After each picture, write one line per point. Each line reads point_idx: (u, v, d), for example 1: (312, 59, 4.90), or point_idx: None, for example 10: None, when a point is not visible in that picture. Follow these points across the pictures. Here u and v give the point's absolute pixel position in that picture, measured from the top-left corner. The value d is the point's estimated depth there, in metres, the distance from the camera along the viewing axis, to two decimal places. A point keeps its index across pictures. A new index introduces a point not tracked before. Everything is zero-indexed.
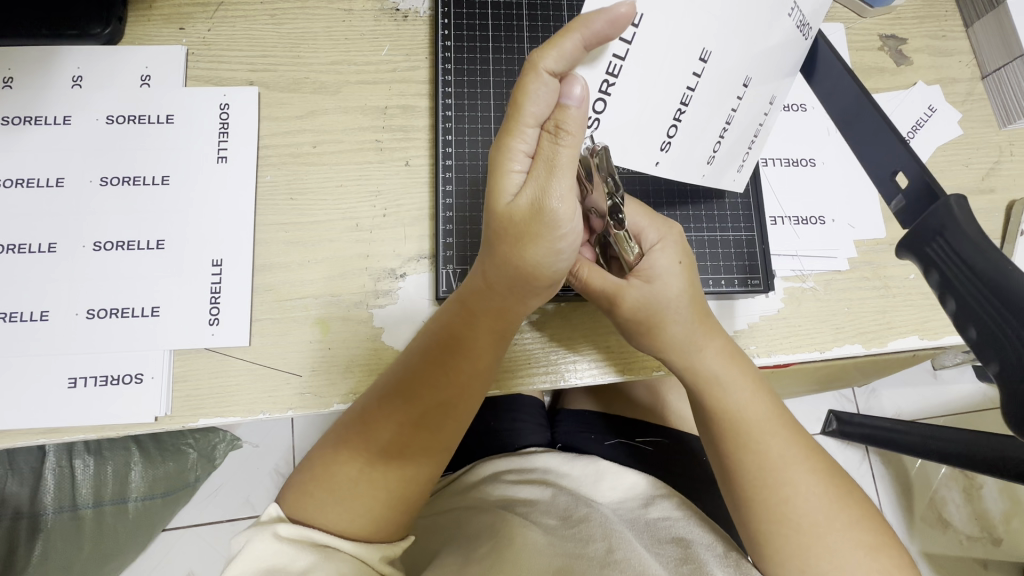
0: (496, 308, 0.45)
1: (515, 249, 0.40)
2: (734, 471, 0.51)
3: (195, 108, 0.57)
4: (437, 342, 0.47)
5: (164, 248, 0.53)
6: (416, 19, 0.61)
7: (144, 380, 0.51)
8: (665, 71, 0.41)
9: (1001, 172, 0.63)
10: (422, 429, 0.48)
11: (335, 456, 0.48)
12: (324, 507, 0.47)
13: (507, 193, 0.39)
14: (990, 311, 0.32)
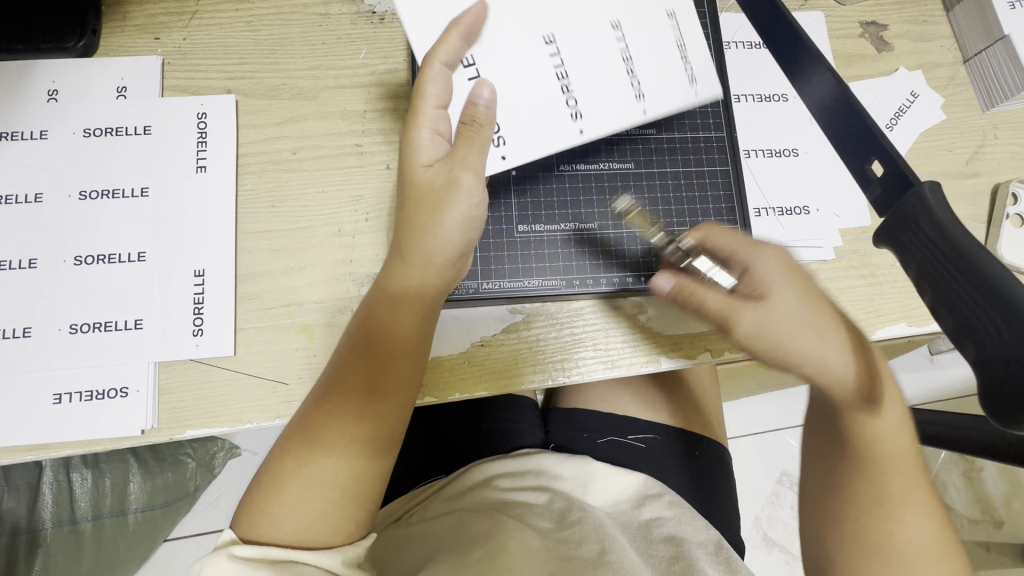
0: (410, 280, 0.48)
1: (430, 214, 0.47)
2: (854, 500, 0.49)
3: (172, 118, 0.56)
4: (362, 333, 0.49)
5: (145, 260, 0.53)
6: (393, 21, 0.61)
7: (129, 394, 0.51)
8: (524, 66, 0.49)
9: (985, 156, 0.63)
10: (370, 408, 0.48)
11: (283, 459, 0.48)
12: (287, 514, 0.46)
13: (422, 162, 0.46)
14: (969, 299, 0.32)
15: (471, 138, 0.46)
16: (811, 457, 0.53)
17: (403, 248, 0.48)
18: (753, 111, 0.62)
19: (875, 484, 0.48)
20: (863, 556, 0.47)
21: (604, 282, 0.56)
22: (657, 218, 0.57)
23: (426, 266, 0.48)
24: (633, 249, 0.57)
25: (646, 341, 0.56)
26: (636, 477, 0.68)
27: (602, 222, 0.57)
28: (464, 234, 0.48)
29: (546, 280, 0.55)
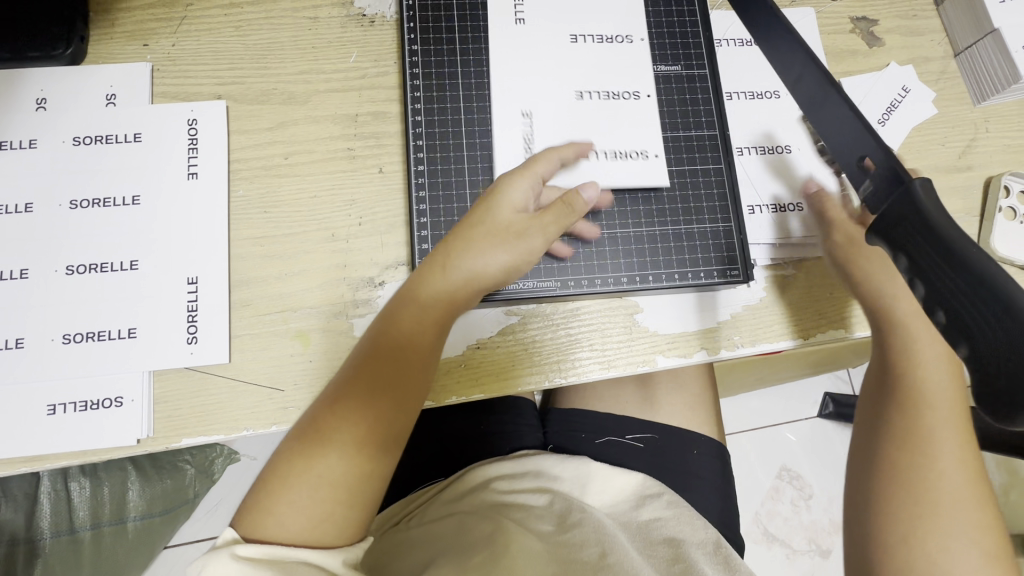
0: (452, 294, 0.50)
1: (491, 240, 0.50)
2: (902, 430, 0.55)
3: (163, 124, 0.56)
4: (390, 339, 0.49)
5: (138, 268, 0.53)
6: (383, 23, 0.61)
7: (124, 403, 0.50)
8: (577, 118, 0.57)
9: (977, 150, 0.63)
10: (396, 417, 0.49)
11: (290, 454, 0.47)
12: (285, 512, 0.46)
13: (504, 208, 0.51)
14: (957, 286, 0.29)
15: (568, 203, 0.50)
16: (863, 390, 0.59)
17: (444, 259, 0.50)
18: (745, 109, 0.62)
19: (923, 444, 0.53)
20: (909, 491, 0.53)
21: (598, 283, 0.56)
22: (651, 218, 0.57)
23: (473, 284, 0.50)
24: (628, 250, 0.56)
25: (641, 341, 0.56)
26: (635, 477, 0.68)
27: (595, 224, 0.56)
28: (505, 265, 0.50)
29: (540, 283, 0.55)
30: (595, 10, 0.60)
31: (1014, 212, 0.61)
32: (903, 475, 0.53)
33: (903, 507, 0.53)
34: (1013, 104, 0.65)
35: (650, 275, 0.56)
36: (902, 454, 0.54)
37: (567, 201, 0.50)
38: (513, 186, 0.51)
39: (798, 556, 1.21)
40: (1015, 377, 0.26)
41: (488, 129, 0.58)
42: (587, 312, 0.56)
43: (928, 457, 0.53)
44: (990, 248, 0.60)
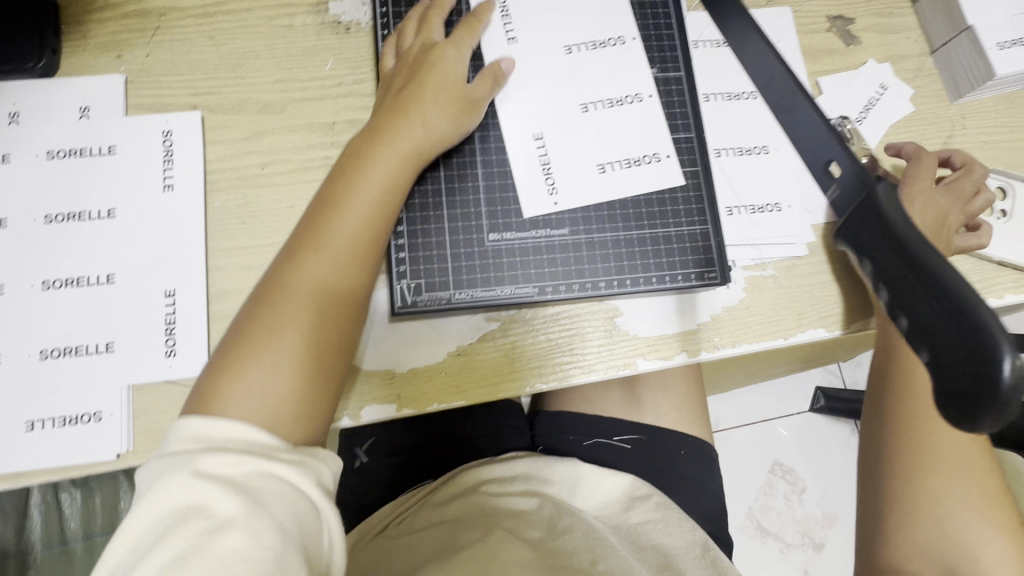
0: (352, 181, 0.48)
1: (386, 122, 0.51)
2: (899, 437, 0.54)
3: (138, 136, 0.55)
4: (316, 218, 0.48)
5: (114, 282, 0.52)
6: (359, 30, 0.60)
7: (103, 418, 0.50)
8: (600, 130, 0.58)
9: (954, 146, 0.64)
10: (337, 215, 0.47)
11: (215, 376, 0.43)
12: (234, 393, 0.42)
13: (438, 64, 0.53)
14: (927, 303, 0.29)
15: (433, 20, 0.56)
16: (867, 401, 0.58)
17: (375, 135, 0.50)
18: (722, 109, 0.62)
19: (919, 449, 0.53)
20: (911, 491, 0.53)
21: (576, 288, 0.55)
22: (628, 222, 0.57)
23: (381, 155, 0.50)
24: (605, 255, 0.56)
25: (622, 345, 0.56)
26: (623, 478, 0.68)
27: (572, 229, 0.56)
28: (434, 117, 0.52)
29: (518, 288, 0.55)
30: (576, 14, 0.60)
31: (991, 209, 0.62)
32: (908, 455, 0.54)
33: (907, 482, 0.53)
34: (990, 101, 0.65)
35: (628, 279, 0.56)
36: (907, 433, 0.54)
37: (442, 53, 0.54)
38: (384, 61, 0.57)
39: (792, 550, 1.22)
40: (975, 389, 0.26)
41: None
42: (569, 317, 0.56)
43: (932, 434, 0.53)
44: (968, 245, 0.60)
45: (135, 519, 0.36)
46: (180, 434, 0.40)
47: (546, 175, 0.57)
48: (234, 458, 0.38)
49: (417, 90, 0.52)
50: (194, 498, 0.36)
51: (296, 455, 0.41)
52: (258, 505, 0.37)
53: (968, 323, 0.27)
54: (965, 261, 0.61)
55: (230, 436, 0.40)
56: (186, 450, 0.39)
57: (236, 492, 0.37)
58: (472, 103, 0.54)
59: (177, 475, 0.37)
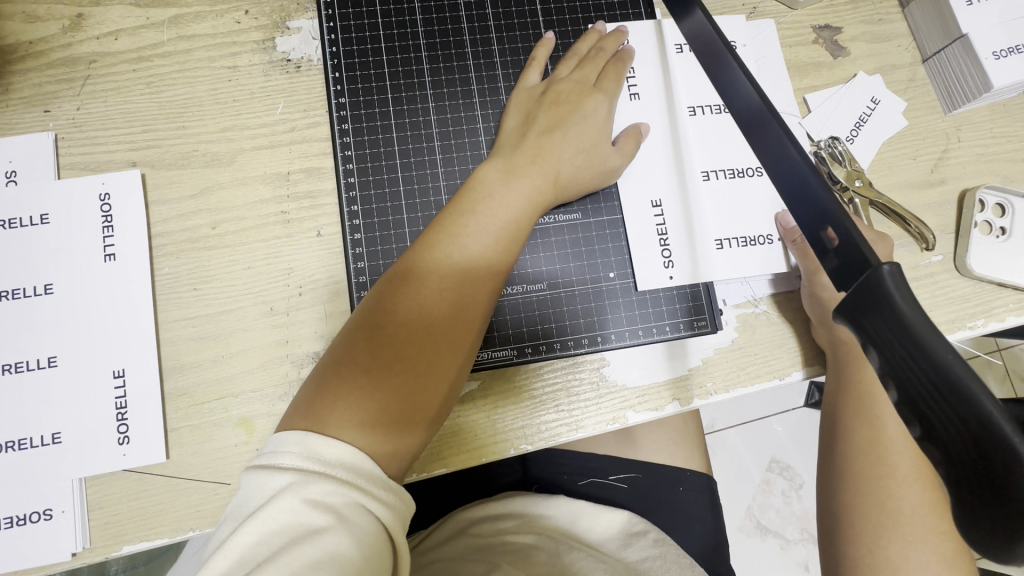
0: (473, 204, 0.47)
1: (527, 157, 0.50)
2: (854, 462, 0.50)
3: (73, 201, 0.51)
4: (437, 238, 0.46)
5: (57, 365, 0.48)
6: (310, 68, 0.55)
7: (54, 515, 0.46)
8: (735, 199, 0.56)
9: (950, 161, 0.60)
10: (451, 248, 0.45)
11: (324, 387, 0.41)
12: (342, 415, 0.39)
13: (593, 102, 0.54)
14: (914, 372, 0.27)
15: (597, 60, 0.56)
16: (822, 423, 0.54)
17: (510, 163, 0.50)
18: (710, 129, 0.57)
19: (875, 472, 0.49)
20: (865, 517, 0.48)
21: (557, 347, 0.53)
22: (610, 270, 0.55)
23: (515, 186, 0.48)
24: (585, 309, 0.54)
25: (610, 398, 0.53)
26: (619, 514, 0.63)
27: (551, 283, 0.53)
28: (579, 155, 0.52)
29: (494, 351, 0.52)
30: (672, 77, 0.58)
31: (990, 226, 0.58)
32: (870, 523, 0.48)
33: (862, 505, 0.48)
34: (985, 110, 0.61)
35: (611, 334, 0.53)
36: (865, 498, 0.48)
37: (593, 104, 0.54)
38: (527, 76, 0.56)
39: (791, 547, 1.11)
40: (978, 470, 0.24)
41: (429, 186, 0.55)
42: (553, 369, 0.52)
43: (897, 501, 0.47)
44: (968, 268, 0.57)
45: (240, 535, 0.34)
46: (291, 444, 0.38)
47: (658, 256, 0.55)
48: (338, 486, 0.36)
49: (556, 139, 0.51)
50: (305, 524, 0.34)
51: (395, 496, 0.38)
52: (357, 548, 0.35)
53: (983, 433, 0.24)
54: (964, 285, 0.58)
55: (341, 459, 0.37)
56: (301, 468, 0.36)
57: (342, 527, 0.35)
58: (596, 144, 0.53)
59: (291, 498, 0.35)
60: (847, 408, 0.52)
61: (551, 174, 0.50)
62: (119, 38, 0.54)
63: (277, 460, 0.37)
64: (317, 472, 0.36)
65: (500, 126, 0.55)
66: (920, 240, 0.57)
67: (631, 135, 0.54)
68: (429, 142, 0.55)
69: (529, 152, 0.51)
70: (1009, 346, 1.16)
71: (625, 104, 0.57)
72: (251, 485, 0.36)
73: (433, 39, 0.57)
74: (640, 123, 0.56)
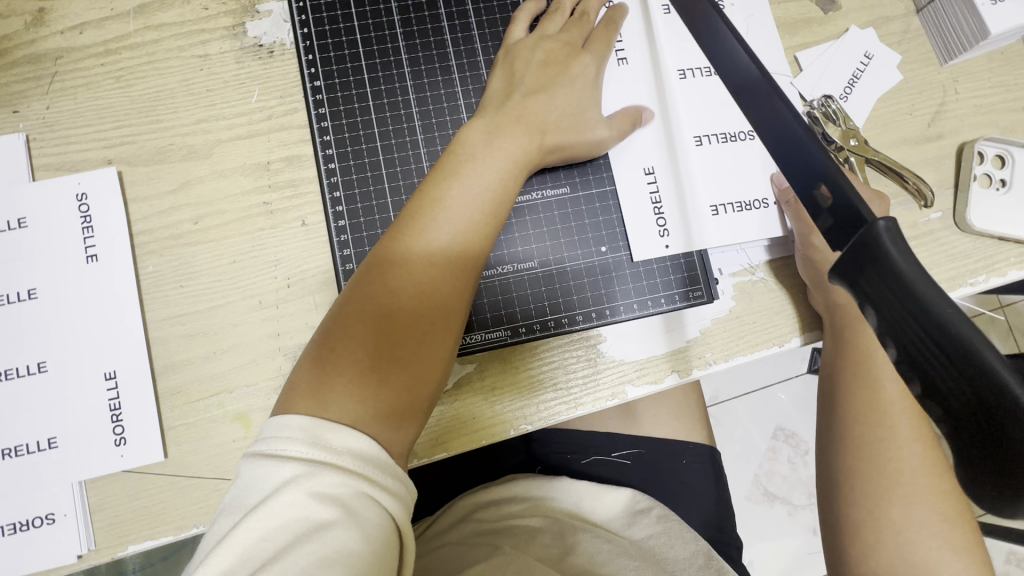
0: (456, 171, 0.46)
1: (510, 119, 0.48)
2: (856, 426, 0.49)
3: (50, 203, 0.50)
4: (421, 210, 0.44)
5: (48, 370, 0.48)
6: (284, 52, 0.54)
7: (57, 519, 0.46)
8: (729, 162, 0.55)
9: (946, 115, 0.59)
10: (437, 218, 0.44)
11: (318, 367, 0.40)
12: (340, 394, 0.39)
13: (579, 62, 0.52)
14: (918, 333, 0.26)
15: (582, 21, 0.54)
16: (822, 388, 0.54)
17: (492, 127, 0.48)
18: (700, 92, 0.55)
19: (877, 434, 0.48)
20: (867, 482, 0.47)
21: (551, 325, 0.52)
22: (601, 245, 0.54)
23: (500, 150, 0.47)
24: (578, 285, 0.53)
25: (608, 373, 0.52)
26: (623, 492, 0.63)
27: (542, 260, 0.52)
28: (566, 120, 0.51)
29: (489, 331, 0.51)
30: (659, 40, 0.56)
31: (989, 178, 0.57)
32: (872, 486, 0.47)
33: (864, 468, 0.48)
34: (983, 59, 0.59)
35: (606, 309, 0.53)
36: (867, 461, 0.48)
37: (580, 66, 0.52)
38: (511, 31, 0.54)
39: (800, 512, 1.12)
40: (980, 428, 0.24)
41: (411, 167, 0.53)
42: (550, 348, 0.52)
43: (898, 462, 0.47)
44: (968, 223, 0.56)
45: (244, 529, 0.34)
46: (291, 429, 0.37)
47: (654, 226, 0.54)
48: (343, 477, 0.35)
49: (540, 104, 0.50)
50: (311, 518, 0.34)
51: (402, 485, 0.38)
52: (364, 542, 0.34)
53: (984, 387, 0.24)
54: (965, 241, 0.57)
55: (349, 447, 0.37)
56: (307, 458, 0.36)
57: (349, 522, 0.34)
58: (583, 110, 0.51)
59: (297, 491, 0.34)
60: (846, 369, 0.51)
61: (536, 138, 0.49)
62: (83, 31, 0.52)
63: (281, 448, 0.36)
64: (324, 462, 0.36)
65: (484, 90, 0.53)
66: (918, 197, 0.56)
67: (630, 118, 0.53)
68: (409, 122, 0.54)
69: (514, 113, 0.49)
70: (1012, 302, 1.14)
71: (613, 71, 0.55)
72: (254, 477, 0.35)
73: (407, 13, 0.55)
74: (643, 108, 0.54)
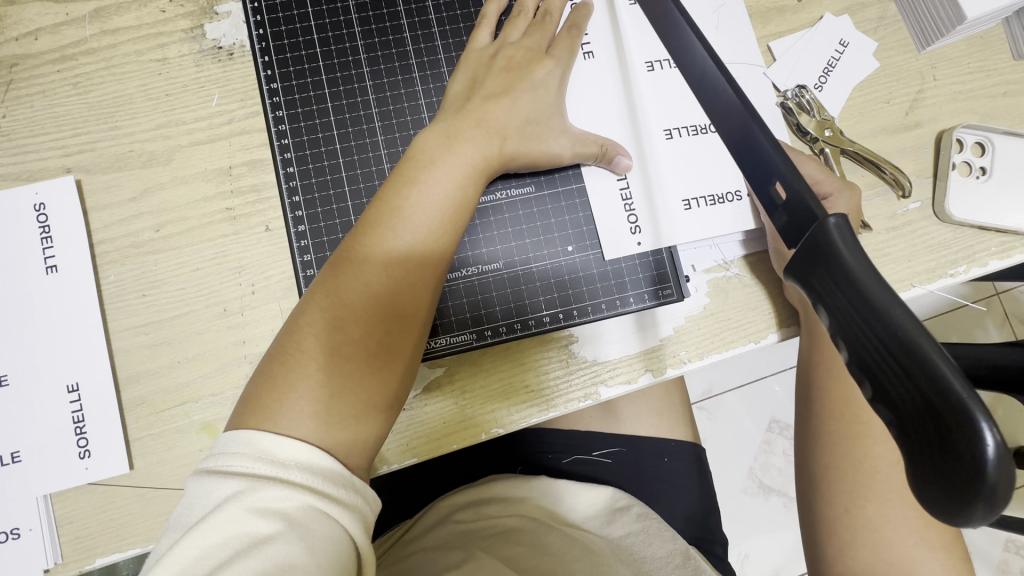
0: (414, 176, 0.45)
1: (471, 121, 0.47)
2: (831, 422, 0.48)
3: (8, 214, 0.49)
4: (376, 216, 0.44)
5: (9, 384, 0.47)
6: (244, 54, 0.53)
7: (22, 534, 0.46)
8: (701, 155, 0.54)
9: (925, 103, 0.57)
10: (393, 224, 0.43)
11: (271, 380, 0.40)
12: (291, 409, 0.38)
13: (543, 63, 0.51)
14: (869, 334, 0.25)
15: (545, 23, 0.53)
16: (798, 383, 0.53)
17: (451, 130, 0.47)
18: (668, 85, 0.54)
19: (852, 431, 0.47)
20: (842, 479, 0.47)
21: (519, 326, 0.51)
22: (568, 244, 0.53)
23: (459, 155, 0.46)
24: (546, 285, 0.52)
25: (580, 374, 0.51)
26: (604, 491, 0.62)
27: (508, 261, 0.52)
28: (527, 124, 0.49)
29: (455, 335, 0.50)
30: (625, 32, 0.55)
31: (969, 167, 0.56)
32: (847, 483, 0.47)
33: (839, 465, 0.47)
34: (961, 45, 0.58)
35: (574, 310, 0.52)
36: (841, 458, 0.47)
37: (542, 69, 0.51)
38: (476, 36, 0.53)
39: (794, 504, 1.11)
40: (929, 434, 0.23)
41: (372, 170, 0.52)
42: (518, 350, 0.51)
43: (873, 459, 0.46)
44: (947, 214, 0.55)
45: (182, 548, 0.33)
46: (238, 446, 0.37)
47: (625, 223, 0.53)
48: (287, 490, 0.35)
49: (500, 104, 0.49)
50: (251, 532, 0.33)
51: (354, 496, 0.38)
52: (310, 554, 0.34)
53: (932, 389, 0.23)
54: (945, 232, 0.56)
55: (297, 459, 0.37)
56: (252, 472, 0.36)
57: (293, 535, 0.34)
58: (546, 112, 0.50)
59: (236, 506, 0.34)
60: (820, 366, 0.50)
61: (497, 141, 0.48)
62: (38, 37, 0.51)
63: (227, 464, 0.36)
64: (270, 477, 0.36)
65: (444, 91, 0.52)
66: (895, 186, 0.55)
67: (601, 149, 0.51)
68: (369, 124, 0.53)
69: (474, 113, 0.48)
70: (1008, 289, 1.12)
71: (579, 67, 0.54)
72: (197, 493, 0.35)
73: (366, 13, 0.54)
74: (621, 154, 0.52)
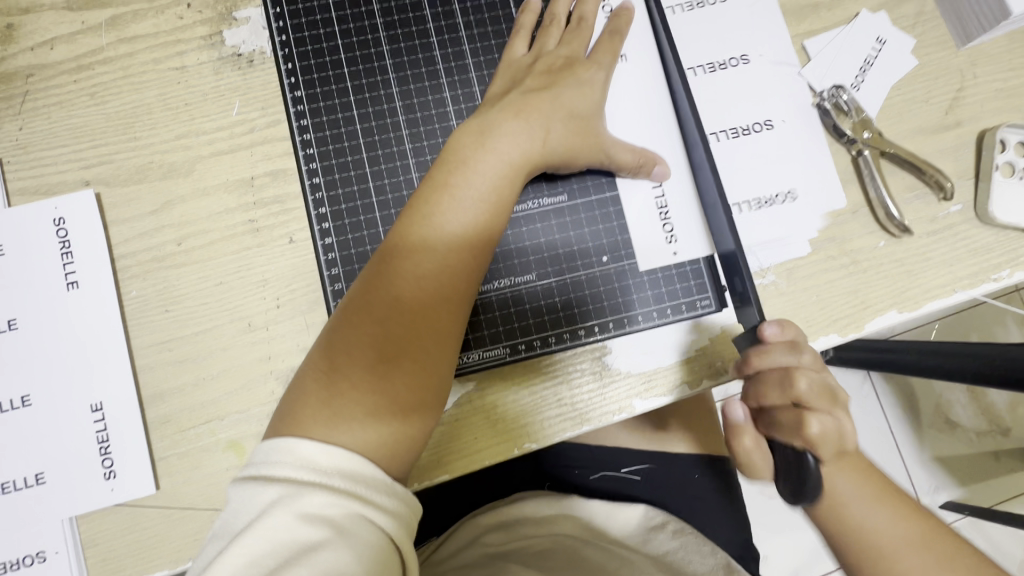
0: (447, 180, 0.44)
1: (504, 121, 0.46)
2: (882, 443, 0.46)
3: (28, 229, 0.48)
4: (410, 224, 0.43)
5: (32, 404, 0.46)
6: (264, 61, 0.51)
7: (48, 557, 0.45)
8: (742, 161, 0.54)
9: (965, 101, 0.55)
10: (428, 230, 0.42)
11: (312, 392, 0.39)
12: (332, 421, 0.38)
13: (583, 66, 0.50)
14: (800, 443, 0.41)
15: (580, 30, 0.52)
16: None
17: (483, 130, 0.46)
18: (704, 91, 0.54)
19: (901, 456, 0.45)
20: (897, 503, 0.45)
21: (554, 339, 0.50)
22: (602, 254, 0.51)
23: (492, 154, 0.45)
24: (579, 297, 0.50)
25: (614, 387, 0.50)
26: (636, 509, 0.61)
27: (542, 272, 0.50)
28: (567, 126, 0.48)
29: (491, 348, 0.49)
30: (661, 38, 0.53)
31: (1011, 169, 0.54)
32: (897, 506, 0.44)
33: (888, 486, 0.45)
34: (1003, 40, 0.56)
35: (609, 321, 0.50)
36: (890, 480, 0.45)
37: (588, 72, 0.50)
38: (512, 48, 0.51)
39: None
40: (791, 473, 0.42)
41: (400, 179, 0.51)
42: (551, 364, 0.49)
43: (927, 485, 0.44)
44: (990, 216, 0.53)
45: (233, 554, 0.33)
46: (280, 454, 0.36)
47: (660, 231, 0.51)
48: (332, 496, 0.34)
49: (540, 107, 0.47)
50: (299, 539, 0.33)
51: (399, 501, 0.36)
52: (357, 562, 0.33)
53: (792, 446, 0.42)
54: (987, 234, 0.54)
55: (337, 466, 0.36)
56: (296, 479, 0.35)
57: (339, 543, 0.33)
58: (587, 116, 0.49)
59: (283, 513, 0.33)
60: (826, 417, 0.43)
61: (536, 139, 0.46)
62: (54, 47, 0.50)
63: (270, 471, 0.35)
64: (314, 482, 0.35)
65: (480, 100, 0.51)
66: (936, 189, 0.53)
67: (642, 154, 0.50)
68: (396, 131, 0.51)
69: (511, 108, 0.47)
70: None
71: (619, 72, 0.52)
72: (244, 497, 0.35)
73: (392, 17, 0.53)
74: (659, 161, 0.51)
